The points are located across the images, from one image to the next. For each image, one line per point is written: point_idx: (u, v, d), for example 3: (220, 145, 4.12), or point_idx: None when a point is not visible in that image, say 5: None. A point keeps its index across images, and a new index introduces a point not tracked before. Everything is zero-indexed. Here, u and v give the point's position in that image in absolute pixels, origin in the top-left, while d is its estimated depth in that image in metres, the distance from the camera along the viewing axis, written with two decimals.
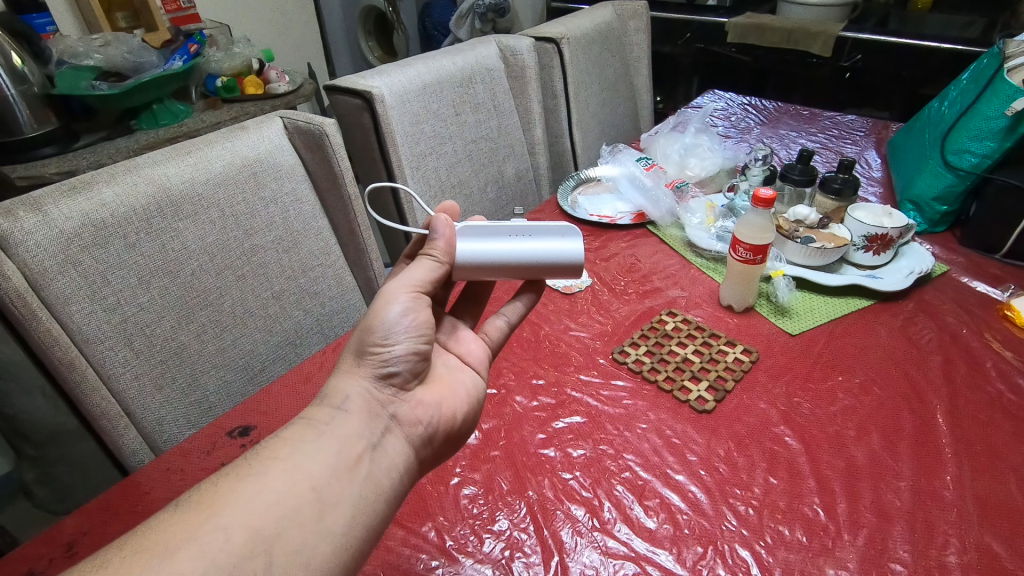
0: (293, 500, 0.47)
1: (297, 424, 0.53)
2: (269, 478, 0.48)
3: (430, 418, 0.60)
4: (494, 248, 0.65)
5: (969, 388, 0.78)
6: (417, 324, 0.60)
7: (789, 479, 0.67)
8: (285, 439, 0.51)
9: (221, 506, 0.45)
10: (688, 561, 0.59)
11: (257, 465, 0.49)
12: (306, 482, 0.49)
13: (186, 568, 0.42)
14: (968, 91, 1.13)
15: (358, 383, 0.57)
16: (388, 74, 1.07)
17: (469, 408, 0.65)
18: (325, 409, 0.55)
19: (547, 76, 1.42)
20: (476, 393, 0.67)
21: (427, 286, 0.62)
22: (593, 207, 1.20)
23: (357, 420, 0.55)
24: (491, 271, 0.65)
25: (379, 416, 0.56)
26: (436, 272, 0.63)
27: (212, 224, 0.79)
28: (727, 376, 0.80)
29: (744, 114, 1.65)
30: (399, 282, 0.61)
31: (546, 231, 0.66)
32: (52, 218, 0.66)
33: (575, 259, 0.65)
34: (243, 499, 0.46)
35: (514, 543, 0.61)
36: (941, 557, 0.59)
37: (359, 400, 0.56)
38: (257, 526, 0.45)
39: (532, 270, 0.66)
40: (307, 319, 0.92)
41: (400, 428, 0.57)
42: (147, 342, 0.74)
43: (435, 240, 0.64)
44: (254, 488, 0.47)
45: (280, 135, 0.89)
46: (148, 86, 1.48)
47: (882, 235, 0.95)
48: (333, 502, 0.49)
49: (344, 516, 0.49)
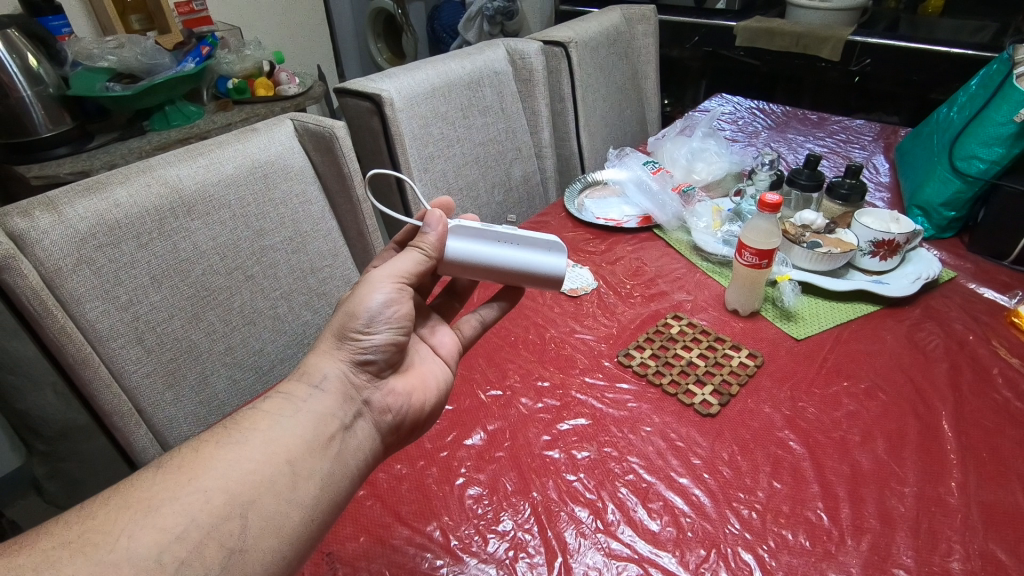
0: (270, 470, 0.48)
1: (276, 398, 0.54)
2: (246, 447, 0.49)
3: (400, 407, 0.61)
4: (478, 255, 0.65)
5: (975, 395, 0.78)
6: (398, 316, 0.61)
7: (793, 484, 0.67)
8: (264, 411, 0.52)
9: (202, 469, 0.47)
10: (691, 564, 0.60)
11: (237, 435, 0.50)
12: (282, 454, 0.50)
13: (167, 524, 0.43)
14: (978, 97, 1.12)
15: (335, 365, 0.57)
16: (397, 77, 1.08)
17: (438, 399, 0.66)
18: (301, 385, 0.55)
19: (556, 80, 1.42)
20: (445, 384, 0.68)
21: (411, 277, 0.63)
22: (600, 210, 1.20)
23: (333, 399, 0.55)
24: (471, 275, 0.67)
25: (353, 400, 0.57)
26: (422, 266, 0.64)
27: (224, 224, 0.80)
28: (732, 380, 0.80)
29: (751, 119, 1.65)
30: (384, 271, 0.61)
31: (531, 242, 0.65)
32: (68, 218, 0.67)
33: (554, 275, 0.66)
34: (221, 464, 0.47)
35: (518, 544, 0.62)
36: (945, 563, 0.59)
37: (336, 379, 0.57)
38: (235, 491, 0.46)
39: (511, 276, 0.66)
40: (316, 320, 0.93)
41: (372, 413, 0.58)
42: (158, 341, 0.75)
43: (425, 234, 0.64)
44: (232, 455, 0.48)
45: (291, 137, 0.90)
46: (161, 88, 1.50)
47: (889, 241, 0.95)
48: (306, 474, 0.50)
49: (315, 488, 0.50)
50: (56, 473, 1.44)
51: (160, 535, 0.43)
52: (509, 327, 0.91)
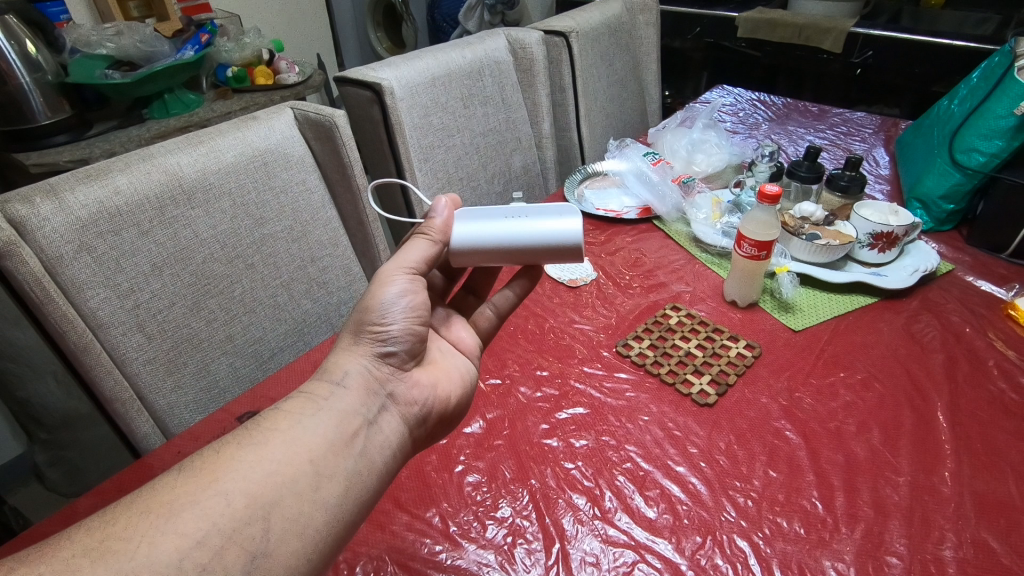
0: (292, 470, 0.49)
1: (297, 397, 0.54)
2: (268, 448, 0.49)
3: (424, 399, 0.62)
4: (491, 227, 0.66)
5: (970, 386, 0.78)
6: (414, 305, 0.62)
7: (789, 472, 0.68)
8: (285, 411, 0.53)
9: (222, 472, 0.47)
10: (687, 550, 0.60)
11: (258, 435, 0.50)
12: (303, 454, 0.50)
13: (188, 530, 0.43)
14: (979, 89, 1.12)
15: (358, 361, 0.58)
16: (396, 66, 1.08)
17: (462, 392, 0.67)
18: (323, 384, 0.56)
19: (556, 69, 1.42)
20: (469, 377, 0.69)
21: (422, 266, 0.65)
22: (600, 201, 1.21)
23: (355, 397, 0.56)
24: (486, 254, 0.66)
25: (376, 394, 0.57)
26: (430, 253, 0.66)
27: (224, 213, 0.80)
28: (729, 370, 0.81)
29: (752, 110, 1.65)
30: (397, 263, 0.64)
31: (544, 213, 0.67)
32: (69, 205, 0.67)
33: (573, 242, 0.65)
34: (242, 466, 0.47)
35: (517, 530, 0.62)
36: (937, 551, 0.59)
37: (358, 376, 0.57)
38: (256, 493, 0.46)
39: (527, 254, 0.66)
40: (316, 308, 0.93)
41: (397, 407, 0.58)
42: (159, 328, 0.75)
43: (432, 219, 0.67)
44: (253, 456, 0.48)
45: (290, 126, 0.90)
46: (160, 76, 1.49)
47: (888, 233, 0.95)
48: (329, 474, 0.50)
49: (339, 488, 0.50)
50: (58, 460, 1.45)
51: (182, 541, 0.43)
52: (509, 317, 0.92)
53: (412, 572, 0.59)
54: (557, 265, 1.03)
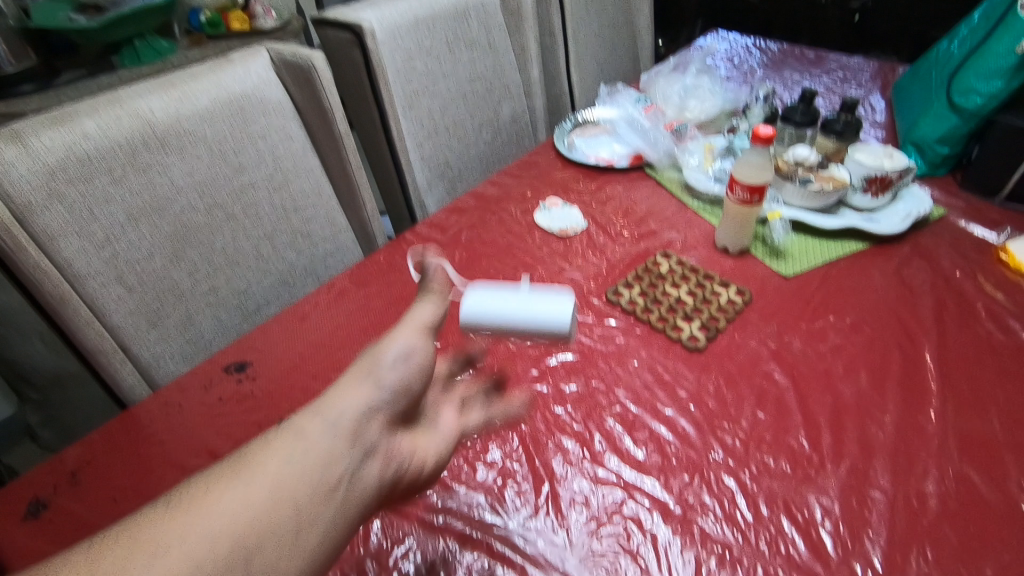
0: (268, 529, 0.39)
1: (279, 432, 0.43)
2: (246, 497, 0.39)
3: (412, 462, 0.48)
4: (496, 300, 0.60)
5: (958, 328, 0.78)
6: (420, 368, 0.49)
7: (776, 413, 0.68)
8: (265, 452, 0.42)
9: (188, 527, 0.38)
10: (675, 489, 0.61)
11: (235, 479, 0.40)
12: (286, 505, 0.40)
13: None
14: (980, 30, 1.09)
15: (348, 411, 0.45)
16: (378, 7, 1.04)
17: (445, 454, 0.53)
18: (313, 417, 0.44)
19: (545, 12, 1.34)
20: (450, 445, 0.54)
21: (434, 327, 0.53)
22: (591, 149, 1.18)
23: (344, 447, 0.43)
24: (486, 331, 0.61)
25: (367, 447, 0.45)
26: (440, 314, 0.54)
27: (201, 160, 0.77)
28: (719, 316, 0.80)
29: (746, 56, 1.60)
30: (404, 324, 0.51)
31: (539, 290, 0.60)
32: (35, 150, 0.64)
33: (561, 330, 0.58)
34: (213, 520, 0.38)
35: (506, 473, 0.63)
36: (920, 486, 0.60)
37: (348, 425, 0.44)
38: (222, 556, 0.37)
39: (521, 335, 0.60)
40: (301, 261, 0.91)
41: (387, 455, 0.46)
42: (139, 279, 0.73)
43: (432, 279, 0.56)
44: (227, 507, 0.39)
45: (266, 69, 0.86)
46: (129, 20, 1.42)
47: (881, 177, 0.94)
48: (307, 533, 0.40)
49: (317, 547, 0.41)
50: (50, 420, 1.44)
51: None
52: (500, 267, 0.91)
53: (404, 514, 0.59)
54: (547, 214, 1.01)
